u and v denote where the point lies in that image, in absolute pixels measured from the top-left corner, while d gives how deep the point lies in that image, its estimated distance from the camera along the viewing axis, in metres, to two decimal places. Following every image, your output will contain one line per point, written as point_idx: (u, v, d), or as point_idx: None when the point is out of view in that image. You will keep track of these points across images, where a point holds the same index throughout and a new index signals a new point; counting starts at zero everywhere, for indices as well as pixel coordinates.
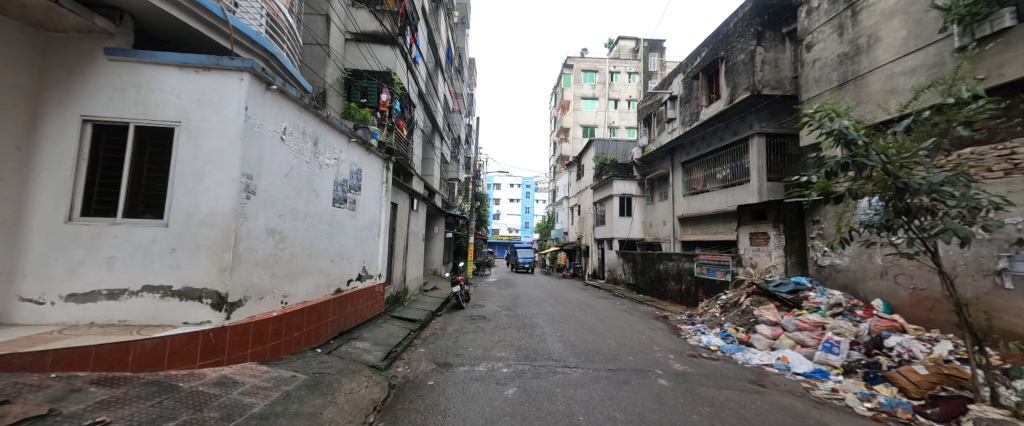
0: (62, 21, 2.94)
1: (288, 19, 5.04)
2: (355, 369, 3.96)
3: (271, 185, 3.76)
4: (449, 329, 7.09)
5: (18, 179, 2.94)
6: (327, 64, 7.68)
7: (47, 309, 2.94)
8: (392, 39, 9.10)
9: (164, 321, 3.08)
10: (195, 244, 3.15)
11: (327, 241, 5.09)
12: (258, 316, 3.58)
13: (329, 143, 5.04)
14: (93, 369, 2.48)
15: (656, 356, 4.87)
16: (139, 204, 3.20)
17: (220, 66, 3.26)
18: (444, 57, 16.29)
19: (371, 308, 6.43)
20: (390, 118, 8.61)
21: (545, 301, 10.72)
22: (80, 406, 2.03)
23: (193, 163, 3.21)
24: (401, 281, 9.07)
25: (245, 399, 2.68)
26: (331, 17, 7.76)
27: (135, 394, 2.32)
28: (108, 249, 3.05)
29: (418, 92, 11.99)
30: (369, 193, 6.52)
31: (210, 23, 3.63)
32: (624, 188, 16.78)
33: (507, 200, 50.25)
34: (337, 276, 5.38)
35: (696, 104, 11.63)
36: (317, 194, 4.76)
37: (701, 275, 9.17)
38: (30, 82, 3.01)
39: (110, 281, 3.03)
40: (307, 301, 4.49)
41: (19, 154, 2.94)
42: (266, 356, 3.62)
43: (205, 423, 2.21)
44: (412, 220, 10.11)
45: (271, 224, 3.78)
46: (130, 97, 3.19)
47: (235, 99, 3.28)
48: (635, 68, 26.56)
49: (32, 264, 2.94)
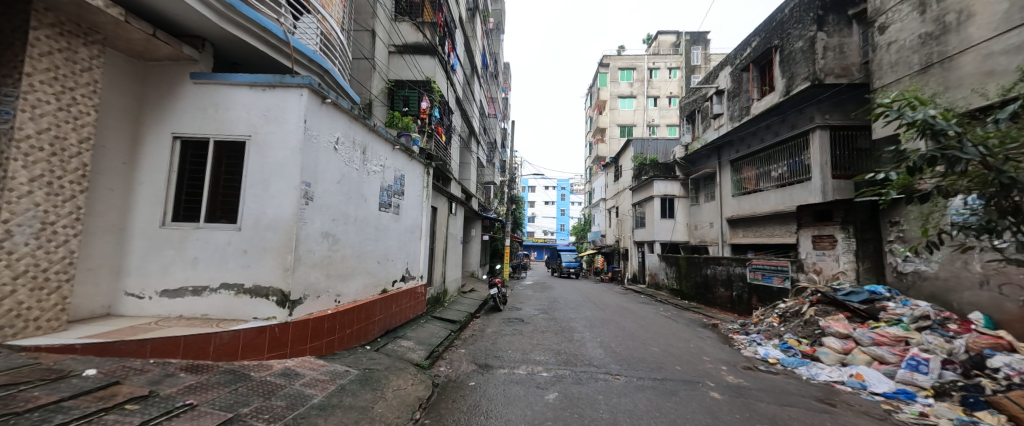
0: (158, 52, 3.38)
1: (340, 37, 5.43)
2: (401, 367, 4.13)
3: (325, 191, 4.04)
4: (487, 331, 7.19)
5: (124, 190, 3.42)
6: (373, 76, 8.14)
7: (146, 303, 3.38)
8: (432, 48, 9.46)
9: (237, 315, 3.41)
10: (262, 246, 3.46)
11: (374, 243, 5.36)
12: (314, 314, 3.85)
13: (375, 151, 5.32)
14: (182, 357, 2.80)
15: (705, 367, 4.58)
16: (217, 209, 3.58)
17: (284, 84, 3.57)
18: (480, 63, 16.63)
19: (413, 308, 6.68)
20: (430, 124, 8.95)
21: (582, 305, 10.51)
22: (173, 389, 2.30)
23: (261, 173, 3.55)
24: (441, 283, 9.35)
25: (306, 390, 2.89)
26: (376, 32, 8.23)
27: (216, 380, 2.59)
28: (193, 250, 3.44)
29: (456, 98, 12.33)
30: (411, 197, 6.78)
31: (273, 44, 3.99)
32: (666, 188, 16.06)
33: (542, 202, 50.01)
34: (383, 277, 5.65)
35: (746, 97, 10.88)
36: (365, 199, 5.05)
37: (754, 281, 8.53)
38: (133, 106, 3.49)
39: (194, 278, 3.42)
40: (356, 301, 4.77)
41: (125, 168, 3.42)
42: (322, 350, 3.89)
43: (273, 411, 2.42)
44: (451, 223, 10.37)
45: (326, 228, 4.06)
46: (209, 115, 3.59)
47: (295, 112, 3.58)
48: (676, 63, 25.38)
49: (135, 264, 3.41)
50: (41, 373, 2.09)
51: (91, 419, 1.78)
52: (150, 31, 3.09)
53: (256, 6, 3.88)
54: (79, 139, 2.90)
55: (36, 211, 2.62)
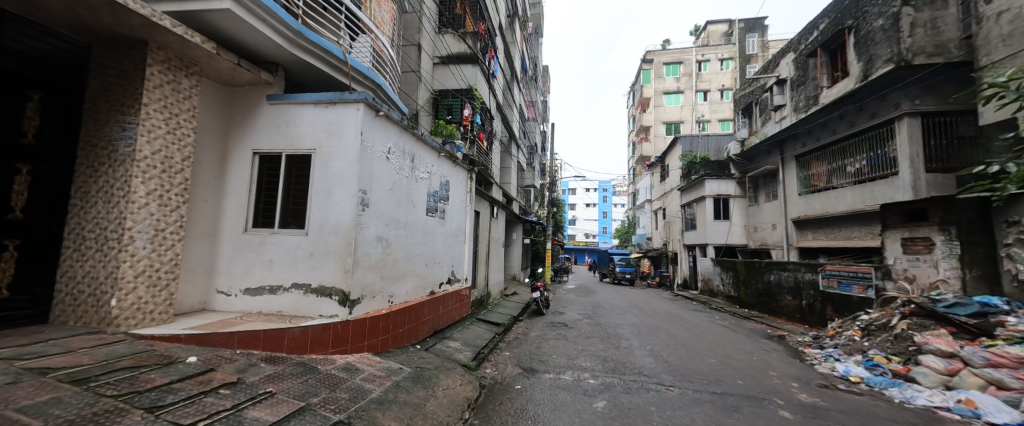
0: (241, 78, 3.83)
1: (391, 54, 5.79)
2: (450, 367, 4.26)
3: (379, 198, 4.31)
4: (531, 334, 7.19)
5: (215, 200, 3.91)
6: (419, 87, 8.56)
7: (232, 300, 3.82)
8: (474, 57, 9.72)
9: (305, 312, 3.74)
10: (326, 249, 3.78)
11: (422, 247, 5.60)
12: (370, 313, 4.11)
13: (423, 158, 5.59)
14: (262, 348, 3.13)
15: (772, 382, 4.19)
16: (288, 216, 3.97)
17: (343, 100, 3.88)
18: (519, 68, 16.81)
19: (459, 310, 6.87)
20: (472, 131, 9.21)
21: (629, 311, 10.08)
22: (256, 377, 2.58)
23: (324, 183, 3.88)
24: (485, 286, 9.52)
25: (365, 384, 3.08)
26: (422, 45, 8.64)
27: (290, 371, 2.86)
28: (270, 253, 3.85)
29: (497, 104, 12.56)
30: (455, 202, 7.01)
31: (334, 64, 4.37)
32: (719, 188, 14.96)
33: (583, 205, 48.94)
34: (431, 279, 5.89)
35: (814, 85, 9.87)
36: (414, 204, 5.30)
37: (829, 289, 7.64)
38: (221, 127, 3.98)
39: (271, 278, 3.82)
40: (407, 301, 5.02)
41: (216, 181, 3.92)
42: (377, 348, 4.14)
43: (338, 403, 2.61)
44: (492, 227, 10.53)
45: (380, 232, 4.33)
46: (281, 132, 4.00)
47: (353, 125, 3.87)
48: (728, 53, 23.73)
49: (224, 265, 3.88)
50: (156, 358, 2.45)
51: (193, 401, 2.05)
52: (236, 60, 3.52)
53: (319, 30, 4.26)
54: (183, 158, 3.38)
55: (152, 220, 3.09)
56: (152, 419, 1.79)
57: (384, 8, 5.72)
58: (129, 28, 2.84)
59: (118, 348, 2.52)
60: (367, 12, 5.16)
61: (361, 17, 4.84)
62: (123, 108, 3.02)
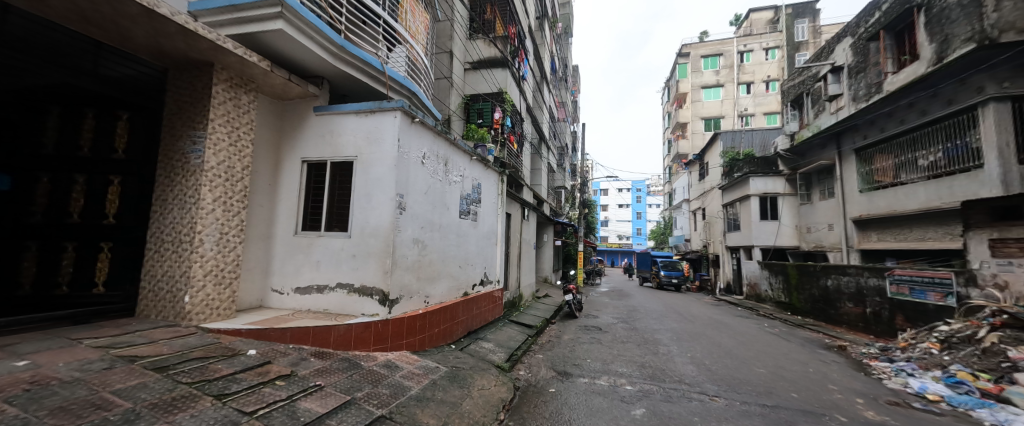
0: (292, 92, 4.13)
1: (425, 62, 5.98)
2: (484, 367, 4.31)
3: (415, 202, 4.46)
4: (564, 338, 7.10)
5: (269, 205, 4.23)
6: (451, 93, 8.78)
7: (285, 298, 4.12)
8: (504, 61, 9.82)
9: (349, 311, 3.94)
10: (367, 251, 3.97)
11: (456, 249, 5.72)
12: (408, 313, 4.24)
13: (456, 162, 5.72)
14: (311, 344, 3.35)
15: (832, 397, 3.85)
16: (332, 220, 4.21)
17: (381, 109, 4.07)
18: (549, 69, 16.76)
19: (492, 312, 6.94)
20: (502, 134, 9.31)
21: (666, 315, 9.67)
22: (307, 371, 2.75)
23: (365, 188, 4.09)
24: (516, 288, 9.54)
25: (405, 381, 3.19)
26: (454, 52, 8.87)
27: (337, 366, 3.02)
28: (317, 254, 4.11)
29: (527, 107, 12.60)
30: (487, 205, 7.09)
31: (373, 75, 4.58)
32: (766, 186, 13.98)
33: (616, 205, 47.60)
34: (464, 281, 5.99)
35: (876, 71, 8.98)
36: (447, 207, 5.43)
37: (897, 296, 6.91)
38: (274, 137, 4.31)
39: (318, 278, 4.07)
40: (442, 302, 5.15)
41: (270, 188, 4.24)
42: (415, 346, 4.28)
43: (380, 398, 2.72)
44: (524, 229, 10.55)
45: (416, 235, 4.48)
46: (326, 141, 4.26)
47: (391, 133, 4.04)
48: (775, 41, 22.17)
49: (278, 266, 4.19)
50: (222, 351, 2.69)
51: (254, 390, 2.24)
52: (287, 76, 3.81)
53: (359, 43, 4.48)
54: (243, 167, 3.70)
55: (217, 224, 3.41)
56: (219, 406, 1.97)
57: (419, 18, 5.93)
58: (198, 52, 3.17)
59: (191, 340, 2.80)
60: (403, 23, 5.37)
61: (398, 28, 5.03)
62: (194, 124, 3.36)
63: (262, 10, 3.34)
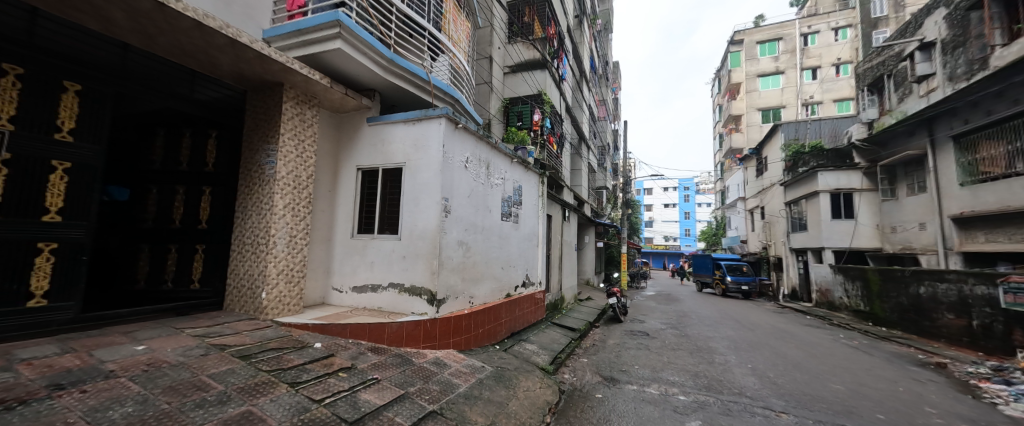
0: (348, 105, 4.47)
1: (467, 69, 6.15)
2: (529, 369, 4.30)
3: (459, 205, 4.60)
4: (609, 342, 6.90)
5: (329, 210, 4.59)
6: (491, 97, 8.95)
7: (343, 296, 4.43)
8: (544, 62, 9.81)
9: (400, 309, 4.16)
10: (416, 252, 4.16)
11: (498, 250, 5.80)
12: (454, 313, 4.38)
13: (497, 165, 5.82)
14: (367, 339, 3.57)
15: (930, 422, 3.35)
16: (384, 223, 4.46)
17: (427, 116, 4.26)
18: (588, 67, 16.42)
19: (534, 313, 6.93)
20: (542, 135, 9.31)
21: (721, 323, 9.02)
22: (365, 364, 2.94)
23: (414, 192, 4.30)
24: (558, 290, 9.45)
25: (453, 379, 3.28)
26: (493, 57, 9.03)
27: (391, 361, 3.19)
28: (371, 255, 4.38)
29: (566, 107, 12.49)
30: (528, 206, 7.12)
31: (419, 84, 4.80)
32: (838, 181, 12.50)
33: (662, 205, 45.24)
34: (507, 282, 6.06)
35: (980, 45, 7.73)
36: (490, 209, 5.53)
37: (1015, 308, 5.86)
38: (333, 148, 4.68)
39: (372, 278, 4.34)
40: (486, 302, 5.25)
41: (330, 194, 4.60)
42: (461, 345, 4.41)
43: (431, 394, 2.83)
44: (565, 230, 10.44)
45: (461, 237, 4.62)
46: (378, 149, 4.54)
47: (437, 139, 4.22)
48: (847, 20, 19.89)
49: (337, 266, 4.53)
50: (293, 343, 2.96)
51: (321, 380, 2.44)
52: (343, 91, 4.14)
53: (406, 56, 4.72)
54: (308, 176, 4.06)
55: (287, 228, 3.77)
56: (293, 392, 2.18)
57: (460, 27, 6.12)
58: (272, 74, 3.55)
59: (267, 332, 3.12)
60: (446, 33, 5.57)
61: (441, 38, 5.23)
62: (268, 138, 3.75)
63: (323, 32, 3.65)
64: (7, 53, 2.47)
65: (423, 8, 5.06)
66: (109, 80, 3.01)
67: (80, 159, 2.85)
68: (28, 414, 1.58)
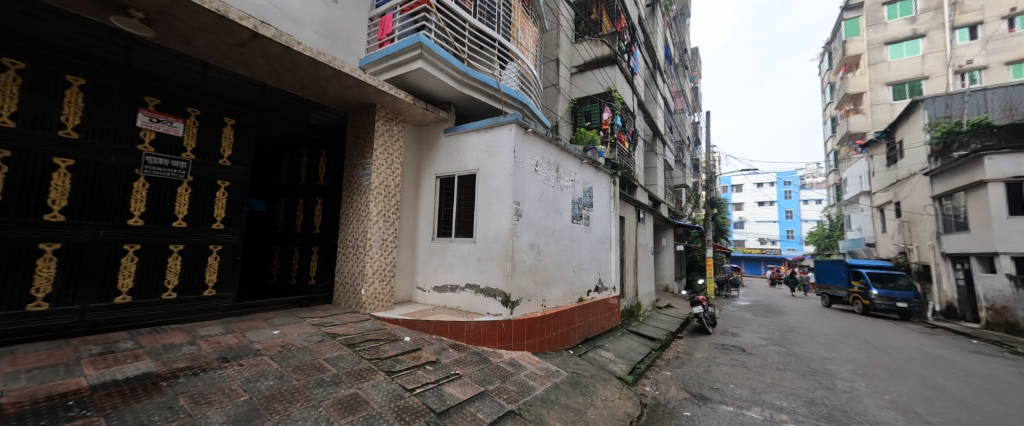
0: (427, 119, 4.86)
1: (535, 74, 6.20)
2: (606, 377, 4.13)
3: (530, 208, 4.65)
4: (696, 355, 6.28)
5: (413, 215, 5.03)
6: (559, 99, 8.91)
7: (426, 294, 4.79)
8: (613, 58, 9.41)
9: (476, 309, 4.34)
10: (491, 255, 4.32)
11: (570, 254, 5.71)
12: (527, 315, 4.43)
13: (567, 167, 5.77)
14: (448, 336, 3.81)
15: None
16: (461, 227, 4.72)
17: (498, 123, 4.42)
18: (663, 57, 15.29)
19: (609, 320, 6.66)
20: (613, 134, 8.94)
21: (841, 342, 7.56)
22: (448, 360, 3.13)
23: (487, 197, 4.48)
24: (634, 296, 8.92)
25: (529, 380, 3.28)
26: (560, 59, 8.99)
27: (471, 358, 3.33)
28: (450, 257, 4.67)
29: (639, 101, 11.82)
30: (599, 208, 6.88)
31: (490, 93, 4.99)
32: (1019, 166, 9.46)
33: (755, 203, 39.87)
34: (579, 286, 5.93)
35: None
36: (561, 212, 5.48)
37: None
38: (415, 158, 5.12)
39: (451, 278, 4.62)
40: (559, 306, 5.21)
41: (413, 200, 5.04)
42: (535, 348, 4.43)
43: (509, 394, 2.88)
44: (640, 233, 9.85)
45: (532, 240, 4.67)
46: (454, 158, 4.84)
47: (508, 144, 4.35)
48: None
49: (421, 267, 4.91)
50: (386, 335, 3.29)
51: (411, 371, 2.67)
52: (424, 106, 4.51)
53: (478, 67, 4.96)
54: (396, 184, 4.51)
55: (380, 232, 4.24)
56: (389, 380, 2.44)
57: (528, 33, 6.22)
58: (366, 97, 4.04)
59: (366, 325, 3.52)
60: (514, 41, 5.70)
61: (510, 46, 5.37)
62: (363, 153, 4.27)
63: (407, 55, 4.03)
64: (189, 100, 3.26)
65: (492, 20, 5.25)
66: (252, 114, 3.73)
67: (234, 179, 3.59)
68: (207, 380, 2.03)
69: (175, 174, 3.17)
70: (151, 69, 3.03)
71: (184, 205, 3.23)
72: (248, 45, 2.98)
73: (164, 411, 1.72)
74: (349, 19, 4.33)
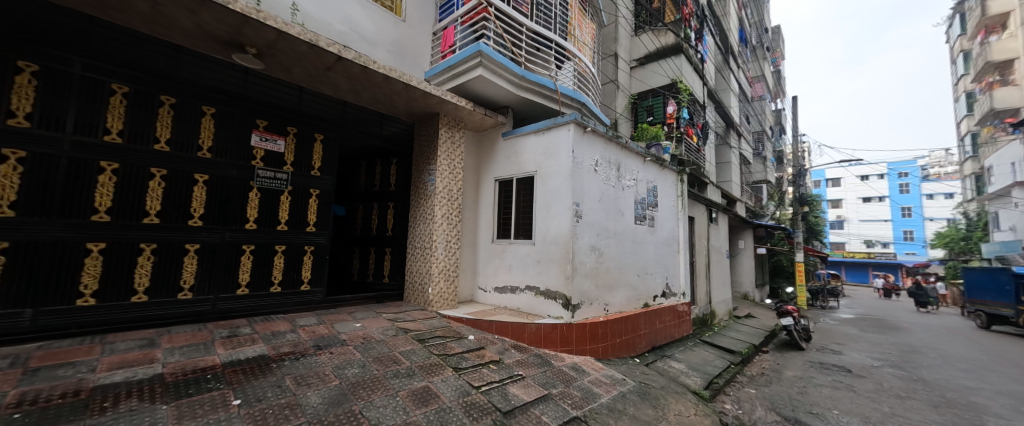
0: (486, 123, 5.00)
1: (593, 71, 6.02)
2: (679, 391, 3.83)
3: (590, 209, 4.53)
4: (786, 374, 5.53)
5: (473, 218, 5.20)
6: (618, 95, 8.57)
7: (487, 295, 4.92)
8: (679, 47, 8.77)
9: (537, 311, 4.34)
10: (551, 257, 4.29)
11: (633, 257, 5.43)
12: (589, 319, 4.31)
13: (629, 166, 5.50)
14: (510, 337, 3.86)
15: None
16: (520, 229, 4.75)
17: (556, 124, 4.39)
18: (738, 40, 13.82)
19: (678, 328, 6.19)
20: (679, 128, 8.31)
21: (990, 370, 6.07)
22: (510, 360, 3.17)
23: (546, 199, 4.46)
24: (706, 303, 8.18)
25: (594, 387, 3.17)
26: (619, 53, 8.65)
27: (533, 361, 3.33)
28: (509, 259, 4.74)
29: (709, 91, 10.84)
30: (665, 208, 6.45)
31: (547, 95, 4.98)
32: None
33: (859, 199, 34.08)
34: (644, 291, 5.60)
35: None
36: (622, 213, 5.24)
37: None
38: (475, 163, 5.30)
39: (510, 279, 4.68)
40: (622, 311, 4.98)
41: (474, 203, 5.22)
42: (598, 353, 4.28)
43: (573, 399, 2.81)
44: (712, 234, 9.01)
45: (593, 242, 4.53)
46: (512, 161, 4.91)
47: (566, 145, 4.29)
48: None
49: (481, 268, 5.06)
50: (451, 333, 3.45)
51: (477, 369, 2.75)
52: (483, 111, 4.65)
53: (536, 70, 4.97)
54: (459, 189, 4.71)
55: (444, 233, 4.46)
56: (457, 376, 2.55)
57: (585, 30, 6.07)
58: (431, 107, 4.30)
59: (433, 322, 3.73)
60: (572, 39, 5.60)
61: (567, 46, 5.27)
62: (429, 160, 4.55)
63: (467, 64, 4.21)
64: (288, 120, 3.79)
65: (549, 21, 5.23)
66: (336, 129, 4.19)
67: (323, 187, 4.07)
68: (306, 364, 2.32)
69: (278, 184, 3.70)
70: (260, 96, 3.58)
71: (285, 211, 3.76)
72: (333, 68, 3.35)
73: (275, 388, 2.00)
74: (415, 35, 4.69)
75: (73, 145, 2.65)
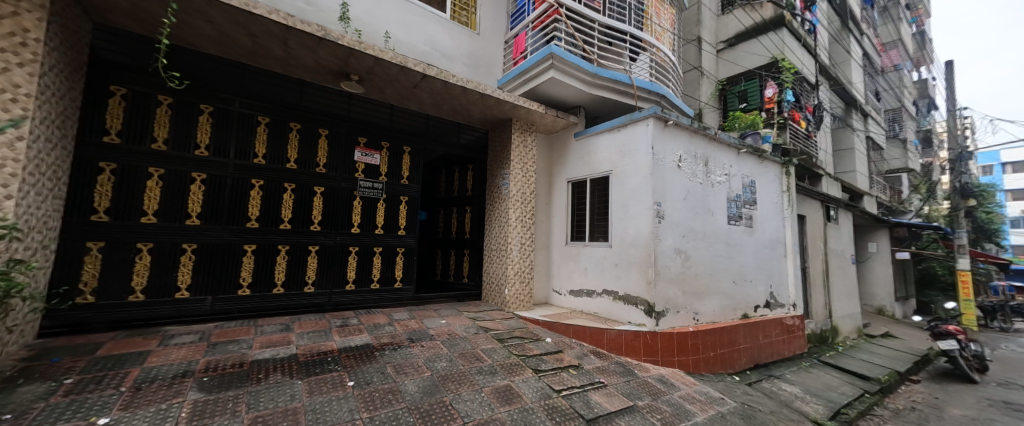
0: (558, 125, 4.97)
1: (673, 60, 5.57)
2: (793, 419, 3.28)
3: (674, 209, 4.18)
4: (949, 412, 4.34)
5: (546, 220, 5.21)
6: (702, 83, 7.82)
7: (562, 298, 4.86)
8: (780, 19, 7.60)
9: (616, 317, 4.13)
10: (630, 260, 4.06)
11: (727, 261, 4.85)
12: (676, 329, 3.95)
13: (719, 160, 4.93)
14: (587, 342, 3.75)
15: None
16: (595, 231, 4.60)
17: (633, 120, 4.15)
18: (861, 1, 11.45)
19: (788, 345, 5.31)
20: (782, 113, 7.23)
21: None
22: (590, 366, 3.07)
23: (623, 199, 4.25)
24: (825, 318, 6.88)
25: (686, 404, 2.89)
26: (703, 37, 7.91)
27: (615, 368, 3.18)
28: (585, 262, 4.61)
29: (821, 66, 9.19)
30: (766, 206, 5.62)
31: (622, 90, 4.75)
32: None
33: None
34: (742, 300, 4.95)
35: None
36: (713, 213, 4.72)
37: None
38: (547, 165, 5.30)
39: (587, 283, 4.55)
40: (716, 322, 4.46)
41: (546, 206, 5.22)
42: (689, 367, 3.88)
43: (661, 414, 2.60)
44: (831, 236, 7.56)
45: (678, 244, 4.16)
46: (585, 161, 4.79)
47: (645, 141, 4.03)
48: None
49: (556, 270, 5.02)
50: (529, 334, 3.49)
51: (556, 372, 2.73)
52: (555, 113, 4.63)
53: (609, 66, 4.78)
54: (532, 192, 4.76)
55: (519, 236, 4.54)
56: (537, 378, 2.56)
57: (664, 17, 5.65)
58: (505, 113, 4.44)
59: (510, 322, 3.82)
60: (648, 29, 5.26)
61: (644, 36, 4.95)
62: (503, 164, 4.70)
63: (539, 68, 4.24)
64: (383, 136, 4.27)
65: (623, 14, 5.00)
66: (421, 141, 4.58)
67: (411, 195, 4.48)
68: (402, 354, 2.57)
69: (375, 193, 4.19)
70: (361, 116, 4.10)
71: (382, 217, 4.23)
72: (419, 85, 3.68)
73: (378, 374, 2.26)
74: (489, 46, 4.90)
75: (234, 168, 3.37)
